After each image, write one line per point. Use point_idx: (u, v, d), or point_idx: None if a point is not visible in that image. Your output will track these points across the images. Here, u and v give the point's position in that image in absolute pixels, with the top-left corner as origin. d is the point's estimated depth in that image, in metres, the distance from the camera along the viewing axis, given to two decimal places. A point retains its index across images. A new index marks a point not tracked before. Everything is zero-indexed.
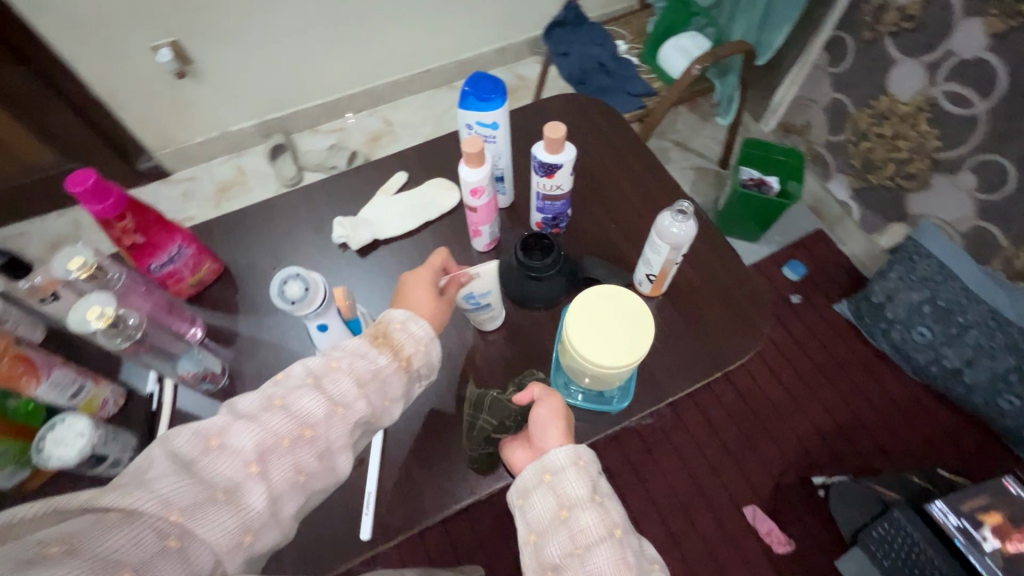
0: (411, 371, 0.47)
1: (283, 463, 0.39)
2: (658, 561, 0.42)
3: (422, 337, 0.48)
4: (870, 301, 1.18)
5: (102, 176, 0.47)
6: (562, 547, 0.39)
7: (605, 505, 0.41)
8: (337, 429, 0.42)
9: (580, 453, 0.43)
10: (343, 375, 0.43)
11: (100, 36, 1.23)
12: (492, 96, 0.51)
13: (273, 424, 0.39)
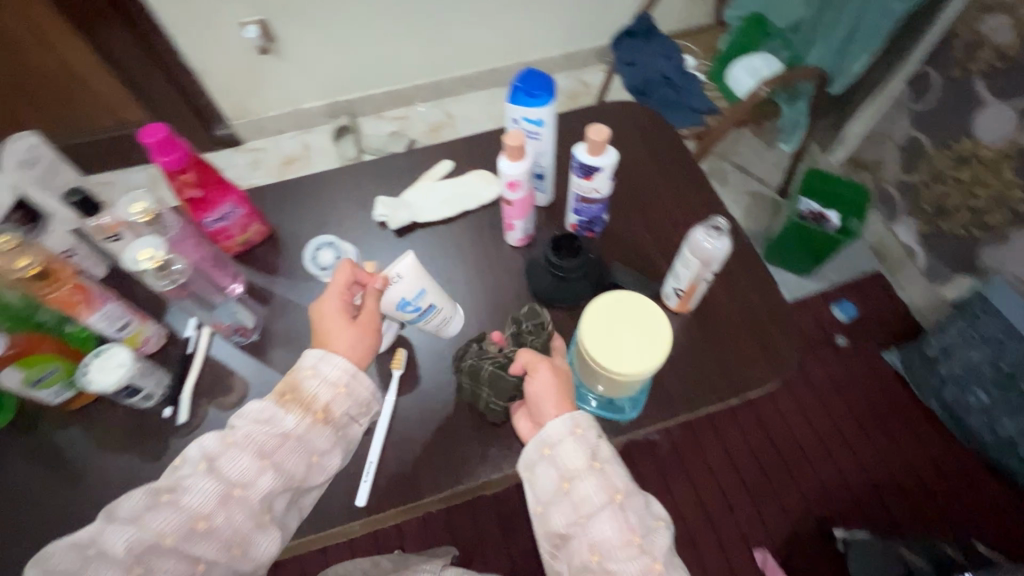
0: (334, 422, 0.48)
1: (193, 550, 0.42)
2: (661, 515, 0.45)
3: (336, 379, 0.48)
4: (923, 354, 1.11)
5: (171, 132, 0.50)
6: (567, 515, 0.43)
7: (605, 472, 0.44)
8: (243, 506, 0.43)
9: (577, 421, 0.45)
10: (242, 451, 0.44)
11: (198, 8, 1.32)
12: (540, 93, 0.52)
13: (162, 521, 0.41)
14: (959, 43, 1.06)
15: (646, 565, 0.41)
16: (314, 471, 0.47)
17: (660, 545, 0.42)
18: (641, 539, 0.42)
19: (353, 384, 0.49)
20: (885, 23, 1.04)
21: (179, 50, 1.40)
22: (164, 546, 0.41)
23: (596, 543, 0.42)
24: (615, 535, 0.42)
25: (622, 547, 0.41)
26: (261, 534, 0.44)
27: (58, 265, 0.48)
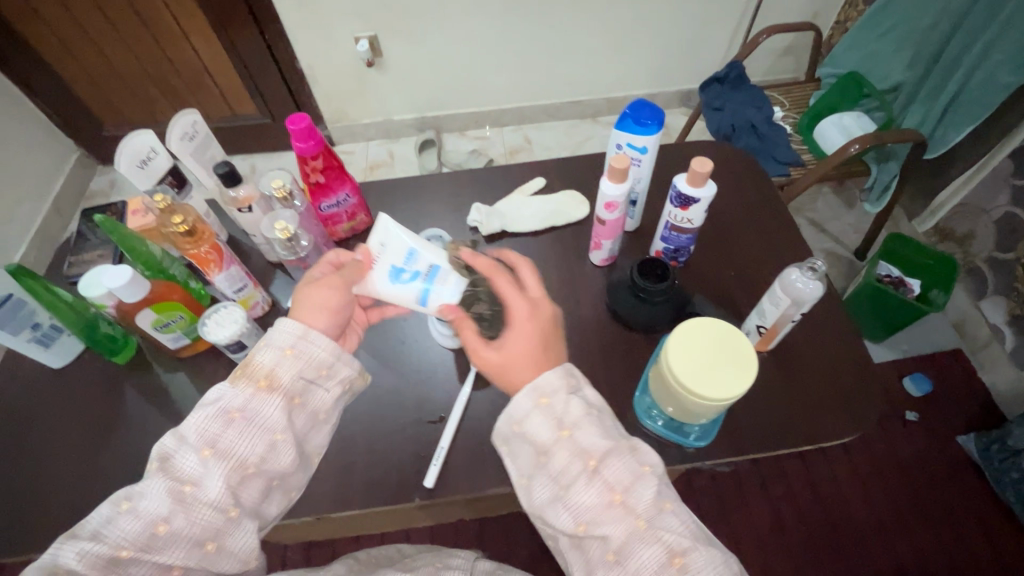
0: (286, 391, 0.44)
1: (163, 553, 0.38)
2: (650, 459, 0.39)
3: (283, 343, 0.44)
4: (1003, 444, 1.03)
5: (312, 121, 0.57)
6: (547, 488, 0.39)
7: (574, 438, 0.39)
8: (199, 503, 0.40)
9: (539, 386, 0.41)
10: (196, 441, 0.40)
11: (319, 20, 1.45)
12: (649, 122, 0.55)
13: (121, 531, 0.38)
14: None
15: (631, 524, 0.36)
16: (278, 453, 0.43)
17: (649, 497, 0.37)
18: (624, 497, 0.37)
19: (305, 347, 0.45)
20: (992, 97, 1.02)
21: (297, 56, 1.54)
22: (126, 556, 0.37)
23: (577, 514, 0.37)
24: (596, 502, 0.37)
25: (604, 511, 0.37)
26: (235, 523, 0.41)
27: (201, 226, 0.53)
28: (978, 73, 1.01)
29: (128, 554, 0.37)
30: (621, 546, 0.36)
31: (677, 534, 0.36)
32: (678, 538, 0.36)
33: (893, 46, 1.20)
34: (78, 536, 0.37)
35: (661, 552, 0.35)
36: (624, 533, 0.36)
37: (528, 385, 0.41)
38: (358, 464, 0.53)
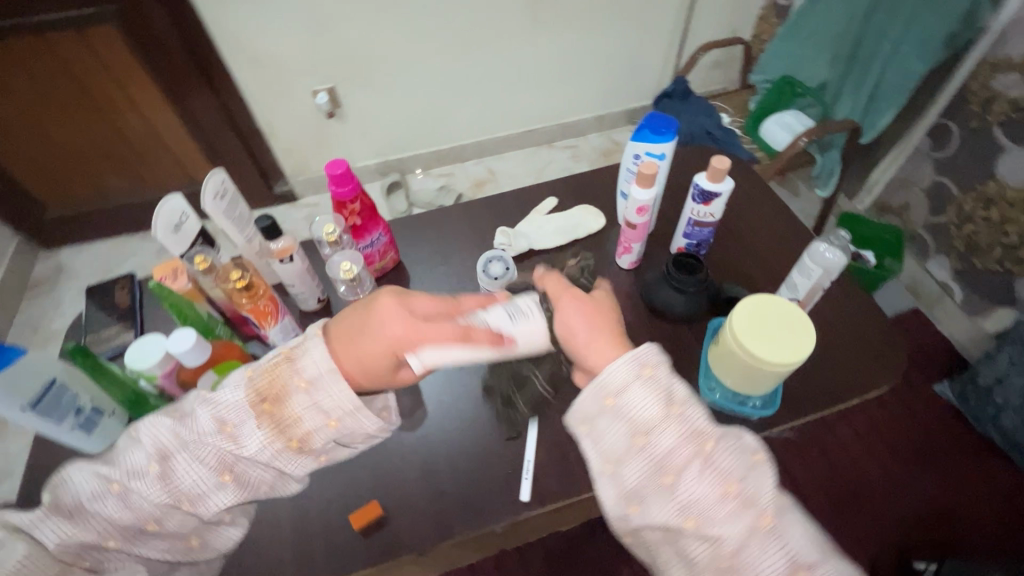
0: (315, 451, 0.45)
1: (142, 545, 0.42)
2: (760, 448, 0.40)
3: (331, 412, 0.44)
4: (976, 383, 1.13)
5: (349, 166, 0.58)
6: (651, 476, 0.39)
7: (685, 417, 0.39)
8: (194, 511, 0.43)
9: (642, 357, 0.41)
10: (209, 466, 0.42)
11: (275, 76, 1.41)
12: (665, 131, 0.61)
13: (114, 511, 0.41)
14: (973, 98, 1.16)
15: (752, 523, 0.37)
16: (278, 484, 0.46)
17: (766, 493, 0.38)
18: (741, 490, 0.37)
19: (347, 421, 0.44)
20: (907, 83, 1.16)
21: (254, 114, 1.49)
22: (111, 545, 0.41)
23: (687, 507, 0.37)
24: (709, 494, 0.37)
25: (720, 506, 0.37)
26: (219, 528, 0.46)
27: (257, 280, 0.54)
28: (892, 62, 1.17)
29: (114, 544, 0.41)
30: (736, 545, 0.36)
31: (802, 545, 0.36)
32: (806, 550, 0.36)
33: (814, 50, 1.34)
34: (64, 506, 0.40)
35: (783, 560, 0.36)
36: (741, 533, 0.36)
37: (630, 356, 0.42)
38: (447, 491, 0.53)
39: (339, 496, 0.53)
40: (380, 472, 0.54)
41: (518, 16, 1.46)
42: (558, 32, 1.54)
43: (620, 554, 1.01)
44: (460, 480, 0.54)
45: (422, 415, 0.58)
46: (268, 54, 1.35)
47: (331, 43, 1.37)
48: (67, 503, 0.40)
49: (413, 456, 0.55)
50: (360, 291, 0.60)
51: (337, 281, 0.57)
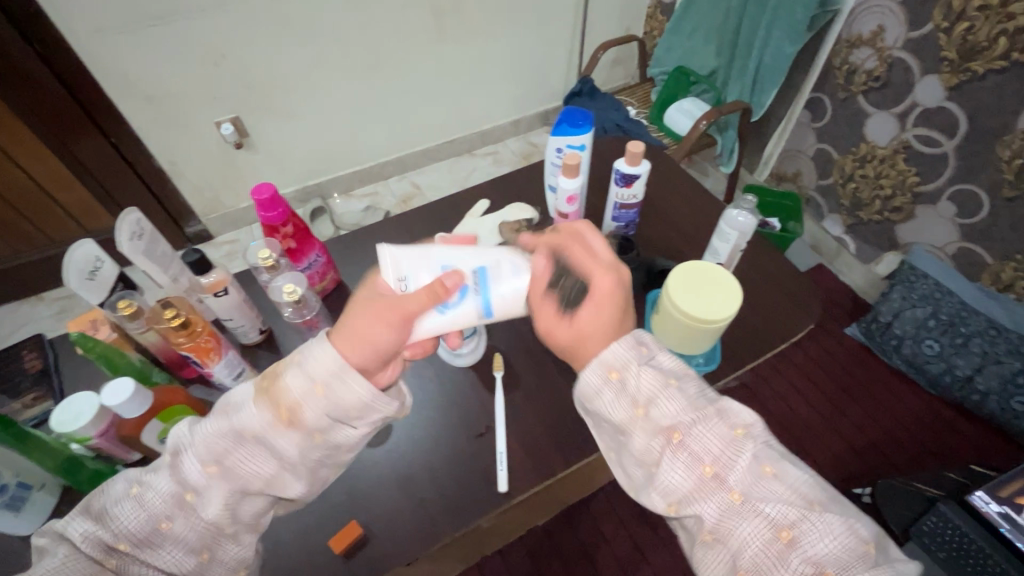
0: (308, 427, 0.41)
1: (156, 551, 0.39)
2: (741, 423, 0.40)
3: (316, 374, 0.41)
4: (878, 321, 1.28)
5: (275, 189, 0.57)
6: (639, 470, 0.42)
7: (650, 414, 0.41)
8: (201, 507, 0.40)
9: (605, 362, 0.43)
10: (218, 447, 0.40)
11: (171, 111, 1.32)
12: (582, 123, 0.65)
13: (125, 516, 0.38)
14: (838, 72, 1.30)
15: (725, 498, 0.38)
16: (283, 480, 0.42)
17: (741, 467, 0.38)
18: (715, 468, 0.38)
19: (335, 385, 0.41)
20: (782, 63, 1.29)
21: (152, 153, 1.38)
22: (122, 550, 0.38)
23: (666, 493, 0.40)
24: (685, 478, 0.39)
25: (696, 487, 0.39)
26: (230, 540, 0.41)
27: (193, 316, 0.52)
28: (770, 44, 1.28)
29: (124, 548, 0.38)
30: (718, 520, 0.38)
31: (782, 510, 0.36)
32: (781, 513, 0.36)
33: (701, 41, 1.49)
34: (89, 510, 0.39)
35: (764, 528, 0.36)
36: (716, 509, 0.38)
37: (595, 361, 0.43)
38: (426, 498, 0.53)
39: (317, 521, 0.52)
40: (354, 491, 0.54)
41: (420, 29, 1.46)
42: (462, 41, 1.56)
43: (598, 535, 1.05)
44: (438, 484, 0.54)
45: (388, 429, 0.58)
46: (158, 86, 1.26)
47: (230, 71, 1.31)
48: (92, 506, 0.39)
49: (386, 470, 0.55)
50: (307, 312, 0.59)
51: (282, 304, 0.56)
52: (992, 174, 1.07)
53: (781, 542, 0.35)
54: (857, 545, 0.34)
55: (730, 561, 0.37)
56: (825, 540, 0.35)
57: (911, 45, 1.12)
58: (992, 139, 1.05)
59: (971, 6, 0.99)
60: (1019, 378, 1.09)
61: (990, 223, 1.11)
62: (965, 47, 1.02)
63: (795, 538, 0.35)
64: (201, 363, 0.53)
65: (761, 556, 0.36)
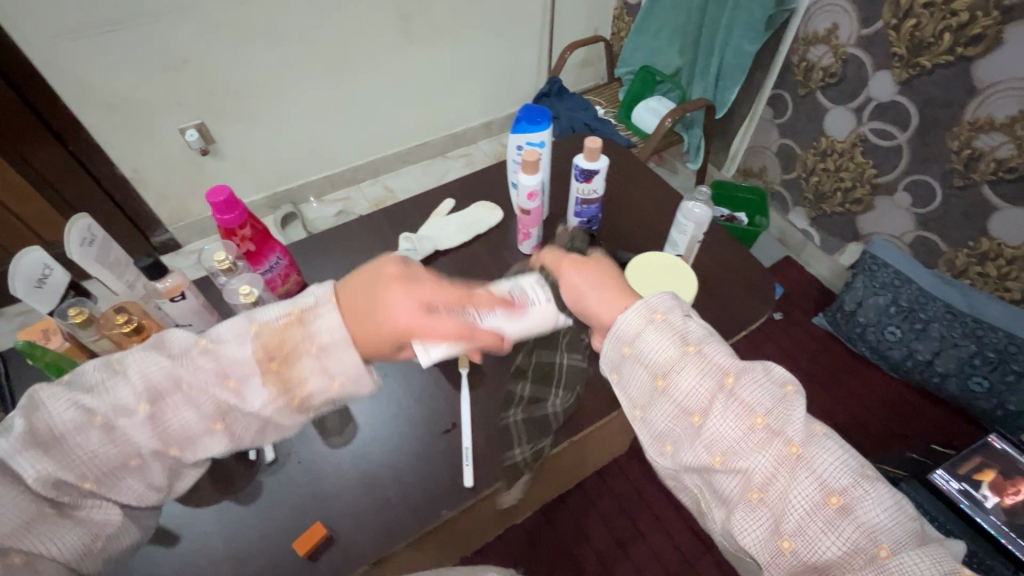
0: (302, 412, 0.46)
1: (117, 480, 0.44)
2: (790, 382, 0.40)
3: (337, 377, 0.44)
4: (843, 310, 1.31)
5: (231, 190, 0.57)
6: (678, 417, 0.41)
7: (703, 356, 0.41)
8: (172, 451, 0.45)
9: (651, 306, 0.44)
10: (199, 408, 0.43)
11: (132, 118, 1.29)
12: (539, 120, 0.67)
13: (91, 447, 0.41)
14: (796, 69, 1.33)
15: (777, 454, 0.38)
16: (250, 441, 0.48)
17: (796, 422, 0.38)
18: (767, 421, 0.38)
19: (348, 387, 0.45)
20: (743, 61, 1.32)
21: (115, 162, 1.35)
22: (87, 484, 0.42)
23: (713, 442, 0.39)
24: (735, 428, 0.39)
25: (745, 437, 0.39)
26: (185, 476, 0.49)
27: (145, 322, 0.54)
28: (731, 42, 1.31)
29: (90, 484, 0.42)
30: (765, 474, 0.38)
31: (836, 476, 0.37)
32: (834, 475, 0.36)
33: (665, 41, 1.52)
34: (45, 437, 0.40)
35: (816, 491, 0.36)
36: (767, 463, 0.38)
37: (641, 304, 0.44)
38: (393, 495, 0.55)
39: (287, 522, 0.53)
40: (321, 494, 0.55)
41: (387, 33, 1.46)
42: (431, 44, 1.56)
43: (579, 529, 1.05)
44: (408, 482, 0.56)
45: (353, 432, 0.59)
46: (118, 93, 1.23)
47: (193, 77, 1.29)
48: (44, 433, 0.40)
49: (352, 471, 0.56)
50: (266, 314, 0.59)
51: (237, 307, 0.55)
52: (943, 165, 1.11)
53: (832, 507, 0.36)
54: (905, 521, 0.36)
55: (774, 518, 0.37)
56: (873, 508, 0.36)
57: (864, 42, 1.15)
58: (942, 131, 1.09)
59: (917, 3, 1.02)
60: (975, 360, 1.13)
61: (942, 212, 1.16)
62: (913, 43, 1.06)
63: (847, 504, 0.36)
64: None
65: (809, 517, 0.36)
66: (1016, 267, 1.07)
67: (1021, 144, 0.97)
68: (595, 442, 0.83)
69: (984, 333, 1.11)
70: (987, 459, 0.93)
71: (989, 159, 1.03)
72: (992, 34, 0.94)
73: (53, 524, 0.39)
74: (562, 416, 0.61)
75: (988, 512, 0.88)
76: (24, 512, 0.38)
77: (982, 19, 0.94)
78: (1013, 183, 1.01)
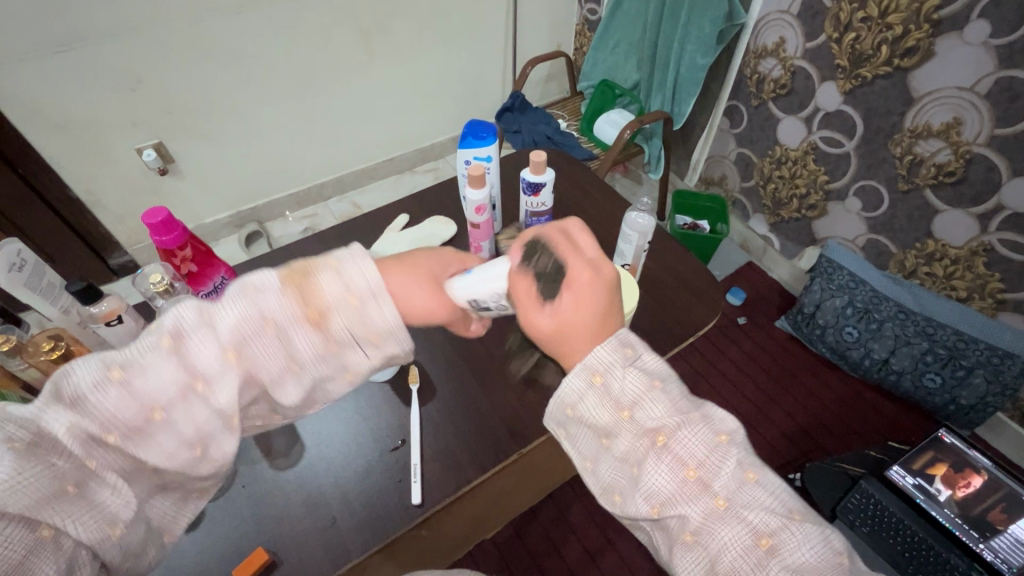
0: (326, 336, 0.41)
1: (149, 442, 0.36)
2: (724, 429, 0.39)
3: (353, 284, 0.41)
4: (803, 312, 1.34)
5: (170, 213, 0.57)
6: (618, 471, 0.39)
7: (638, 414, 0.39)
8: (208, 400, 0.37)
9: (590, 365, 0.41)
10: (215, 338, 0.37)
11: (85, 138, 1.26)
12: (485, 136, 0.72)
13: (106, 402, 0.35)
14: (749, 81, 1.37)
15: (708, 504, 0.36)
16: (285, 385, 0.41)
17: (727, 472, 0.36)
18: (699, 471, 0.37)
19: (367, 302, 0.41)
20: (696, 74, 1.36)
21: (68, 184, 1.30)
22: (112, 440, 0.35)
23: (649, 497, 0.37)
24: (668, 482, 0.37)
25: (679, 490, 0.37)
26: (224, 436, 0.39)
27: (77, 349, 0.54)
28: (684, 57, 1.35)
29: (116, 439, 0.35)
30: (700, 525, 0.36)
31: (764, 516, 0.35)
32: (763, 519, 0.35)
33: (623, 56, 1.56)
34: (66, 394, 0.34)
35: (745, 534, 0.35)
36: (699, 516, 0.36)
37: (579, 364, 0.41)
38: (339, 517, 0.55)
39: (231, 547, 0.53)
40: (266, 520, 0.55)
41: (347, 50, 1.47)
42: (393, 61, 1.57)
43: (549, 543, 1.05)
44: (359, 504, 0.56)
45: (300, 456, 0.59)
46: (69, 113, 1.20)
47: (147, 97, 1.27)
48: (66, 392, 0.34)
49: (296, 493, 0.57)
50: None
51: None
52: (888, 170, 1.15)
53: (761, 549, 0.34)
54: (831, 556, 0.34)
55: (708, 566, 0.35)
56: (802, 548, 0.34)
57: (810, 55, 1.19)
58: (885, 139, 1.13)
59: (855, 18, 1.06)
60: (927, 357, 1.16)
61: (890, 216, 1.20)
62: (854, 55, 1.10)
63: (776, 545, 0.34)
64: None
65: (739, 561, 0.34)
66: (960, 267, 1.11)
67: (957, 149, 1.01)
68: (558, 455, 0.82)
69: (934, 331, 1.14)
70: (939, 452, 0.91)
71: (929, 165, 1.07)
72: (924, 46, 0.98)
73: (66, 505, 0.32)
74: (510, 430, 0.62)
75: (942, 505, 0.90)
76: (43, 487, 0.32)
77: (915, 32, 0.98)
78: (952, 187, 1.05)
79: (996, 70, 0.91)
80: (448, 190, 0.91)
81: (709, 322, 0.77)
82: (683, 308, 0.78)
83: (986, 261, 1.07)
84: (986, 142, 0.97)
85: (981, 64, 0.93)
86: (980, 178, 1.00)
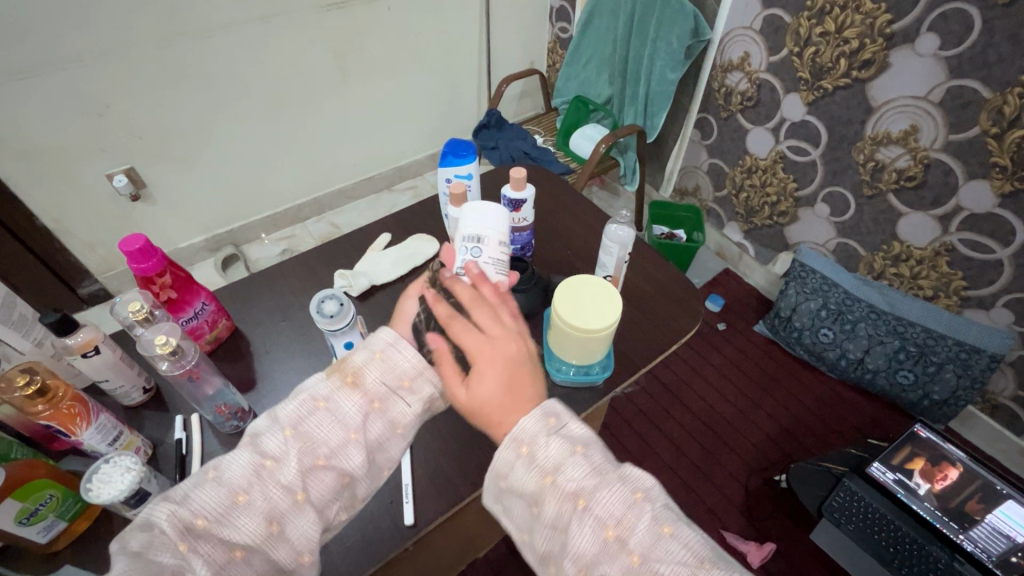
0: (369, 392, 0.43)
1: (234, 527, 0.37)
2: (641, 486, 0.37)
3: (376, 345, 0.45)
4: (779, 317, 1.38)
5: (149, 240, 0.57)
6: (545, 540, 0.37)
7: (558, 483, 0.36)
8: (282, 482, 0.39)
9: (516, 437, 0.38)
10: (274, 427, 0.41)
11: (54, 166, 1.23)
12: (465, 155, 0.74)
13: (204, 497, 0.37)
14: (717, 94, 1.41)
15: (626, 561, 0.34)
16: (349, 451, 0.41)
17: (642, 527, 0.34)
18: (619, 531, 0.35)
19: (392, 353, 0.44)
20: (667, 88, 1.39)
21: (34, 213, 1.27)
22: (202, 525, 0.36)
23: (573, 559, 0.35)
24: (590, 541, 0.35)
25: (601, 550, 0.35)
26: (298, 512, 0.39)
27: (53, 383, 0.52)
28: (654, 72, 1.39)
29: (203, 522, 0.36)
30: None
31: (674, 568, 0.33)
32: (673, 571, 0.33)
33: (595, 72, 1.60)
34: (172, 496, 0.38)
35: None
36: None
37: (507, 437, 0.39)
38: (330, 543, 0.54)
39: None
40: None
41: (321, 72, 1.47)
42: (367, 82, 1.58)
43: None
44: (351, 529, 0.55)
45: None
46: (35, 140, 1.17)
47: (117, 123, 1.25)
48: (174, 492, 0.38)
49: None
50: (186, 363, 0.56)
51: (154, 358, 0.54)
52: (853, 176, 1.20)
53: None
54: None
55: None
56: None
57: (773, 68, 1.24)
58: (848, 147, 1.17)
59: (814, 32, 1.11)
60: (900, 355, 1.20)
61: (857, 220, 1.24)
62: (814, 68, 1.15)
63: None
64: (67, 431, 0.52)
65: None
66: (925, 267, 1.16)
67: (916, 155, 1.06)
68: None
69: (904, 329, 1.19)
70: (916, 448, 0.93)
71: (891, 170, 1.11)
72: (879, 59, 1.03)
73: None
74: None
75: (923, 500, 0.93)
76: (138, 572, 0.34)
77: (870, 45, 1.03)
78: (913, 191, 1.10)
79: (946, 79, 0.96)
80: (431, 209, 0.92)
81: (691, 330, 0.78)
82: (665, 316, 0.79)
83: (949, 260, 1.11)
84: (941, 147, 1.02)
85: (933, 74, 0.98)
86: (939, 181, 1.05)
